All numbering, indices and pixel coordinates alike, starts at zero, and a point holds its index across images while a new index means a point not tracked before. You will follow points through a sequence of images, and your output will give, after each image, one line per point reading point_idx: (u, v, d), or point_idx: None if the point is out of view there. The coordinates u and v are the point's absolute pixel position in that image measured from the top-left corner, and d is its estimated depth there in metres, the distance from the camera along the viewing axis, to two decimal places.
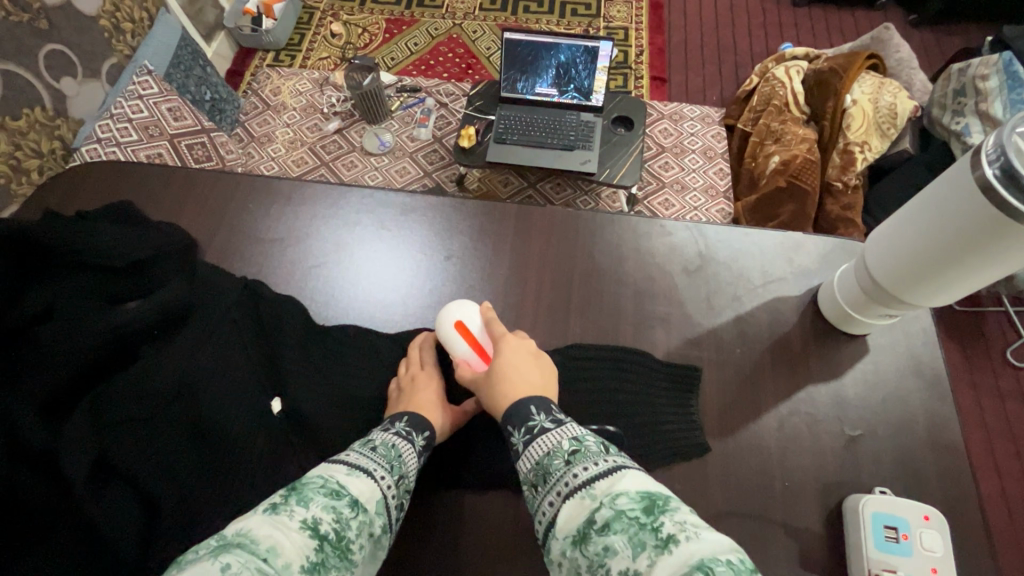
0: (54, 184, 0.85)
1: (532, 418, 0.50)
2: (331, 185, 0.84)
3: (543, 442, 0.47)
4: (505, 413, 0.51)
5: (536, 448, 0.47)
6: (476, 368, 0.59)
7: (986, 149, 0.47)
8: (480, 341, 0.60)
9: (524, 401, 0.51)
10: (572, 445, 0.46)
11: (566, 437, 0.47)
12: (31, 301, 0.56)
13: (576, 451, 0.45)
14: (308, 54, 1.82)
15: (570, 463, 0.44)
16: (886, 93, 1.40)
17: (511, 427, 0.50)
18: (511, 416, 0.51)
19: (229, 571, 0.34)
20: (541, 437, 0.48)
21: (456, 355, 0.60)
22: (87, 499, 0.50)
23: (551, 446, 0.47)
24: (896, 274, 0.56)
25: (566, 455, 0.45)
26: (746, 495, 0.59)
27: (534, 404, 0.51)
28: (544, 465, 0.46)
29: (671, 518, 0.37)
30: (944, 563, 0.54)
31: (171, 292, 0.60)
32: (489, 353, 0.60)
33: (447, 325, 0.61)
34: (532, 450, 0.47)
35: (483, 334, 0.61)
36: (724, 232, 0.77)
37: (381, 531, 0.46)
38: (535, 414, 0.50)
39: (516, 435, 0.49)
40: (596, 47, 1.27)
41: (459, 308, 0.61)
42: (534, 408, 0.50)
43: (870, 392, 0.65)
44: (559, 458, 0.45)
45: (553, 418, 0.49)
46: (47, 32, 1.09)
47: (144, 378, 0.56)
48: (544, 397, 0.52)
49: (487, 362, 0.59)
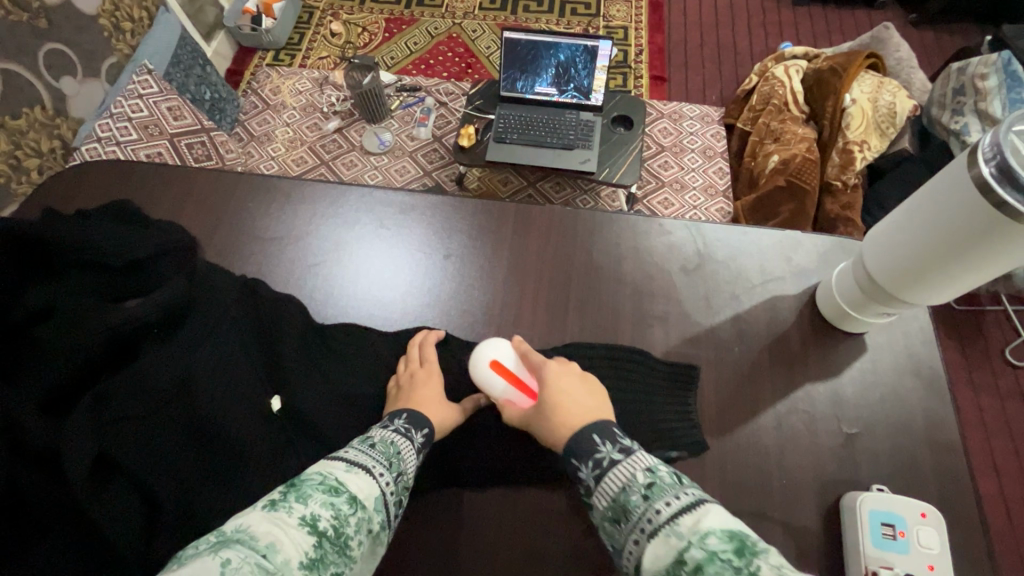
0: (53, 183, 0.85)
1: (599, 450, 0.50)
2: (330, 184, 0.84)
3: (616, 477, 0.48)
4: (568, 445, 0.52)
5: (609, 483, 0.48)
6: (522, 404, 0.58)
7: (982, 148, 0.48)
8: (520, 375, 0.59)
9: (586, 431, 0.52)
10: (647, 478, 0.46)
11: (639, 469, 0.47)
12: (32, 298, 0.56)
13: (651, 484, 0.46)
14: (308, 53, 1.82)
15: (649, 498, 0.45)
16: (885, 93, 1.40)
17: (578, 461, 0.51)
18: (575, 448, 0.51)
19: (229, 567, 0.34)
20: (612, 470, 0.48)
21: (500, 397, 0.58)
22: (89, 497, 0.50)
23: (625, 480, 0.47)
24: (894, 274, 0.56)
25: (643, 490, 0.46)
26: (743, 493, 0.59)
27: (597, 434, 0.51)
28: (621, 502, 0.46)
29: (766, 561, 0.36)
30: (941, 560, 0.54)
31: (171, 288, 0.58)
32: (530, 384, 0.59)
33: (483, 365, 0.58)
34: (606, 486, 0.48)
35: (519, 367, 0.59)
36: (723, 231, 0.77)
37: (379, 527, 0.46)
38: (601, 445, 0.50)
39: (585, 469, 0.50)
40: (596, 46, 1.28)
41: (493, 344, 0.59)
42: (599, 439, 0.51)
43: (868, 391, 0.65)
44: (636, 494, 0.46)
45: (620, 447, 0.50)
46: (47, 31, 1.09)
47: (143, 377, 0.55)
48: (604, 421, 0.53)
49: (533, 397, 0.58)
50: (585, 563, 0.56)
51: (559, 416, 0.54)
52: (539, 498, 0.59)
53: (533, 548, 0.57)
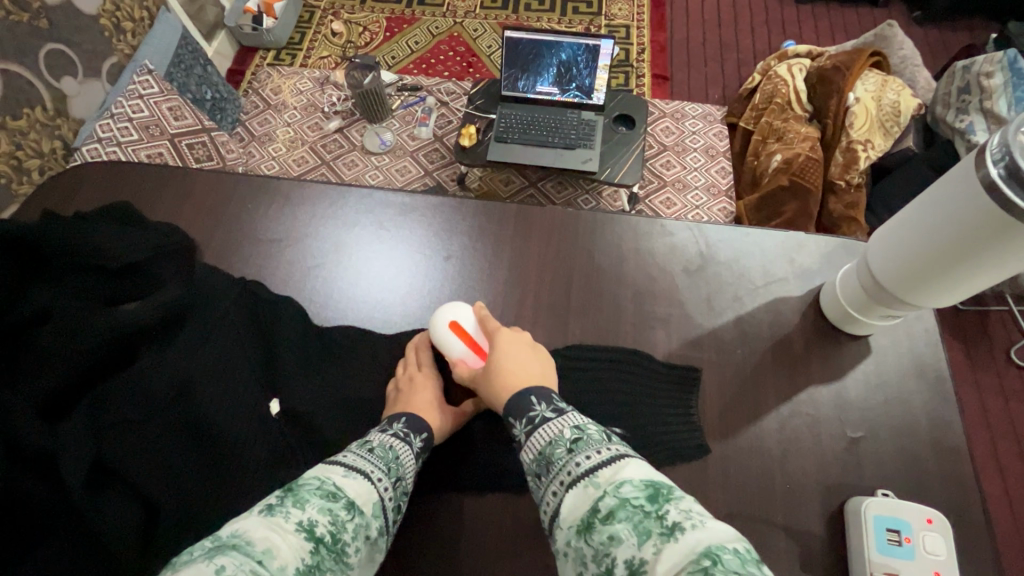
0: (53, 185, 0.85)
1: (533, 409, 0.50)
2: (330, 185, 0.84)
3: (545, 432, 0.47)
4: (508, 404, 0.52)
5: (538, 438, 0.47)
6: (472, 365, 0.59)
7: (990, 149, 0.47)
8: (475, 337, 0.61)
9: (525, 393, 0.52)
10: (574, 433, 0.46)
11: (568, 426, 0.47)
12: (29, 302, 0.55)
13: (577, 439, 0.45)
14: (309, 52, 1.81)
15: (572, 451, 0.44)
16: (890, 91, 1.38)
17: (513, 419, 0.50)
18: (512, 408, 0.51)
19: (223, 574, 0.33)
20: (543, 427, 0.48)
21: (453, 355, 0.60)
22: (87, 504, 0.50)
23: (552, 436, 0.47)
24: (897, 275, 0.56)
25: (568, 444, 0.45)
26: (746, 497, 0.59)
27: (535, 395, 0.51)
28: (546, 455, 0.46)
29: (675, 506, 0.37)
30: (947, 567, 0.53)
31: (170, 294, 0.60)
32: (484, 348, 0.60)
33: (442, 325, 0.61)
34: (534, 440, 0.47)
35: (478, 331, 0.61)
36: (724, 232, 0.76)
37: (377, 533, 0.46)
38: (536, 404, 0.50)
39: (518, 426, 0.50)
40: (597, 45, 1.26)
41: (453, 308, 0.62)
42: (534, 399, 0.50)
43: (872, 394, 0.64)
44: (561, 447, 0.45)
45: (555, 408, 0.50)
46: (48, 31, 1.09)
47: (141, 380, 0.56)
48: (545, 388, 0.52)
49: (484, 356, 0.59)
50: None
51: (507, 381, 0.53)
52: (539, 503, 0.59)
53: (533, 553, 0.56)
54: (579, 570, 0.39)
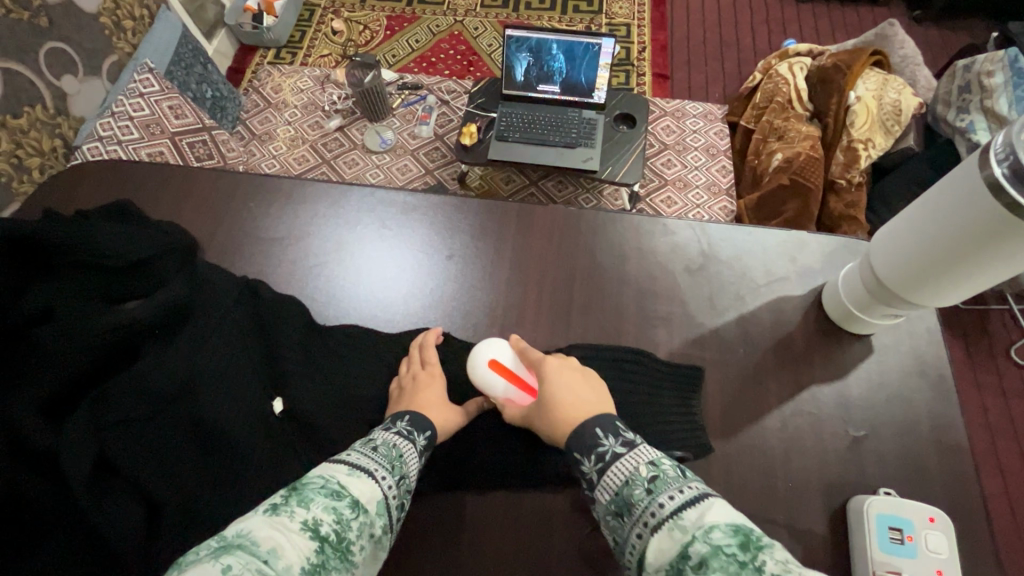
0: (54, 183, 0.85)
1: (602, 443, 0.49)
2: (331, 184, 0.84)
3: (619, 470, 0.47)
4: (570, 438, 0.51)
5: (612, 477, 0.47)
6: (522, 402, 0.59)
7: (994, 149, 0.47)
8: (517, 372, 0.59)
9: (587, 426, 0.51)
10: (651, 472, 0.46)
11: (642, 463, 0.47)
12: (30, 300, 0.56)
13: (655, 478, 0.45)
14: (309, 51, 1.81)
15: (652, 491, 0.44)
16: (890, 90, 1.39)
17: (581, 455, 0.50)
18: (578, 443, 0.50)
19: (230, 573, 0.34)
20: (615, 464, 0.48)
21: (499, 396, 0.59)
22: (89, 503, 0.50)
23: (628, 474, 0.46)
24: (899, 275, 0.56)
25: (646, 484, 0.45)
26: (748, 496, 0.59)
27: (600, 428, 0.50)
28: (624, 496, 0.46)
29: (771, 556, 0.36)
30: (950, 566, 0.53)
31: (172, 291, 0.60)
32: (529, 382, 0.59)
33: (482, 367, 0.58)
34: (608, 480, 0.47)
35: (517, 365, 0.60)
36: (726, 231, 0.76)
37: (382, 531, 0.46)
38: (603, 438, 0.50)
39: (588, 463, 0.49)
40: (598, 44, 1.25)
41: (490, 345, 0.59)
42: (601, 433, 0.50)
43: (873, 393, 0.65)
44: (639, 487, 0.45)
45: (624, 441, 0.49)
46: (48, 29, 1.09)
47: (140, 380, 0.55)
48: (606, 415, 0.52)
49: (533, 392, 0.59)
50: (590, 566, 0.56)
51: (564, 414, 0.53)
52: (541, 501, 0.59)
53: (536, 553, 0.56)
54: None
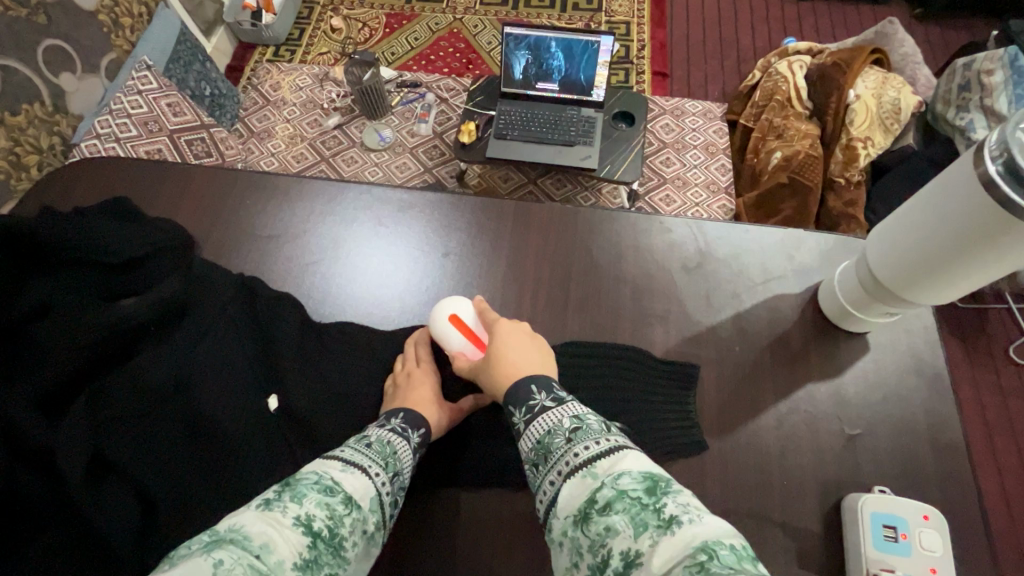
0: (52, 180, 0.85)
1: (533, 397, 0.49)
2: (329, 181, 0.84)
3: (544, 422, 0.47)
4: (508, 393, 0.51)
5: (537, 427, 0.47)
6: (471, 357, 0.60)
7: (989, 146, 0.47)
8: (474, 330, 0.61)
9: (524, 381, 0.51)
10: (573, 423, 0.46)
11: (567, 416, 0.47)
12: (28, 297, 0.56)
13: (577, 429, 0.45)
14: (308, 49, 1.81)
15: (571, 440, 0.44)
16: (890, 89, 1.39)
17: (513, 408, 0.50)
18: (511, 396, 0.50)
19: (221, 568, 0.34)
20: (542, 416, 0.48)
21: (452, 348, 0.60)
22: (85, 498, 0.50)
23: (551, 425, 0.46)
24: (895, 274, 0.56)
25: (567, 433, 0.45)
26: (744, 494, 0.59)
27: (534, 384, 0.50)
28: (545, 444, 0.46)
29: (673, 499, 0.37)
30: (943, 564, 0.53)
31: (168, 288, 0.60)
32: (483, 339, 0.60)
33: (441, 319, 0.61)
34: (534, 429, 0.47)
35: (476, 324, 0.61)
36: (723, 229, 0.76)
37: (375, 527, 0.46)
38: (536, 393, 0.50)
39: (518, 415, 0.49)
40: (596, 42, 1.24)
41: (453, 301, 0.62)
42: (535, 388, 0.50)
43: (870, 391, 0.65)
44: (560, 437, 0.45)
45: (554, 398, 0.49)
46: (46, 27, 1.08)
47: (138, 375, 0.56)
48: (545, 375, 0.52)
49: (482, 348, 0.60)
50: None
51: (506, 369, 0.53)
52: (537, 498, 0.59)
53: (531, 551, 0.56)
54: (573, 562, 0.38)
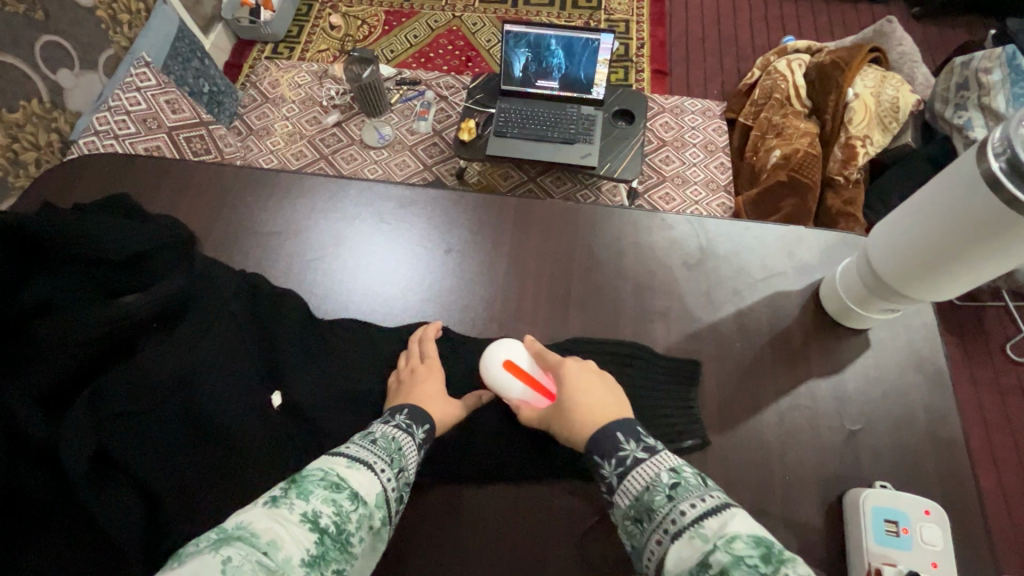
0: (51, 176, 0.85)
1: (622, 448, 0.49)
2: (330, 177, 0.84)
3: (639, 476, 0.47)
4: (591, 442, 0.51)
5: (633, 482, 0.47)
6: (538, 405, 0.59)
7: (992, 143, 0.47)
8: (533, 374, 0.60)
9: (609, 429, 0.51)
10: (672, 478, 0.45)
11: (664, 469, 0.46)
12: (28, 293, 0.55)
13: (677, 485, 0.44)
14: (307, 46, 1.81)
15: (674, 498, 0.44)
16: (888, 87, 1.40)
17: (602, 459, 0.50)
18: (597, 446, 0.50)
19: (229, 565, 0.34)
20: (636, 469, 0.47)
21: (514, 397, 0.59)
22: (89, 493, 0.50)
23: (649, 480, 0.46)
24: (897, 270, 0.56)
25: (668, 490, 0.44)
26: (745, 489, 0.59)
27: (621, 432, 0.50)
28: (645, 501, 0.45)
29: (792, 568, 0.36)
30: (944, 558, 0.53)
31: (172, 284, 0.59)
32: (547, 386, 0.60)
33: (497, 368, 0.59)
34: (629, 484, 0.47)
35: (533, 368, 0.60)
36: (724, 226, 0.76)
37: (380, 523, 0.46)
38: (625, 443, 0.49)
39: (608, 467, 0.49)
40: (597, 40, 1.24)
41: (503, 345, 0.59)
42: (623, 437, 0.50)
43: (870, 387, 0.65)
44: (660, 494, 0.45)
45: (645, 447, 0.49)
46: (44, 23, 1.08)
47: (142, 371, 0.55)
48: (625, 416, 0.52)
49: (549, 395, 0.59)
50: (587, 560, 0.56)
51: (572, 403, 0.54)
52: (539, 495, 0.59)
53: (534, 547, 0.56)
54: None
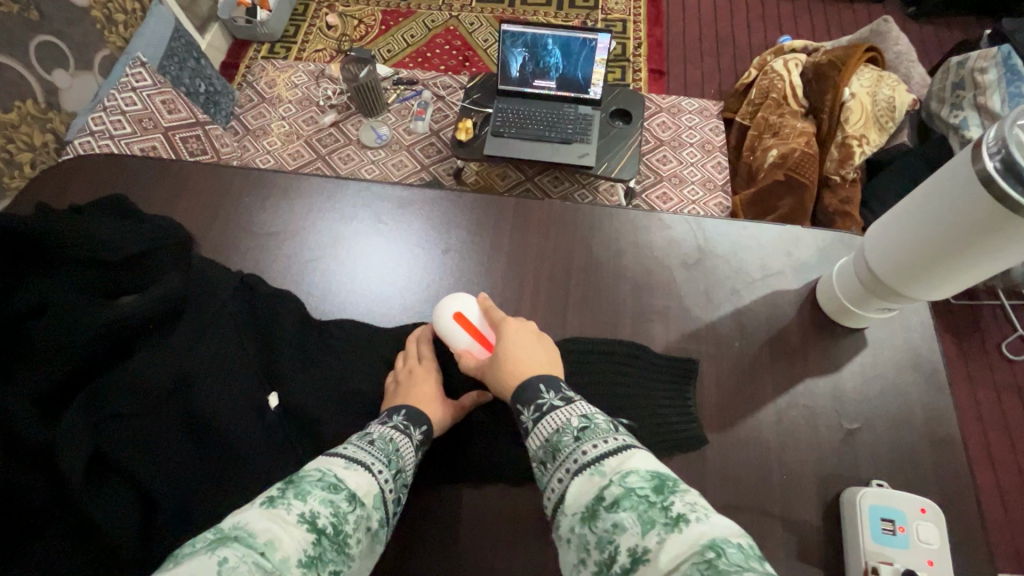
0: (47, 177, 0.84)
1: (542, 396, 0.49)
2: (327, 178, 0.83)
3: (552, 420, 0.47)
4: (515, 392, 0.51)
5: (545, 425, 0.47)
6: (478, 356, 0.60)
7: (987, 143, 0.47)
8: (479, 327, 0.61)
9: (532, 381, 0.51)
10: (581, 423, 0.46)
11: (575, 415, 0.47)
12: (23, 294, 0.56)
13: (585, 428, 0.45)
14: (304, 46, 1.80)
15: (579, 439, 0.44)
16: (885, 87, 1.39)
17: (522, 406, 0.50)
18: (520, 396, 0.51)
19: (226, 566, 0.33)
20: (551, 415, 0.48)
21: (457, 345, 0.60)
22: (86, 496, 0.51)
23: (560, 424, 0.46)
24: (893, 267, 0.56)
25: (576, 433, 0.45)
26: (744, 489, 0.59)
27: (544, 383, 0.50)
28: (553, 443, 0.46)
29: (680, 497, 0.37)
30: (940, 556, 0.54)
31: (168, 286, 0.60)
32: (490, 339, 0.60)
33: (446, 316, 0.61)
34: (542, 428, 0.47)
35: (481, 321, 0.61)
36: (722, 226, 0.76)
37: (378, 525, 0.46)
38: (545, 392, 0.50)
39: (527, 414, 0.49)
40: (595, 39, 1.24)
41: (457, 299, 0.62)
42: (544, 387, 0.50)
43: (868, 386, 0.65)
44: (568, 435, 0.45)
45: (563, 397, 0.49)
46: (39, 23, 1.07)
47: (139, 374, 0.56)
48: (553, 374, 0.52)
49: (489, 347, 0.60)
50: None
51: (517, 368, 0.53)
52: (538, 494, 0.59)
53: (534, 547, 0.56)
54: (579, 557, 0.39)
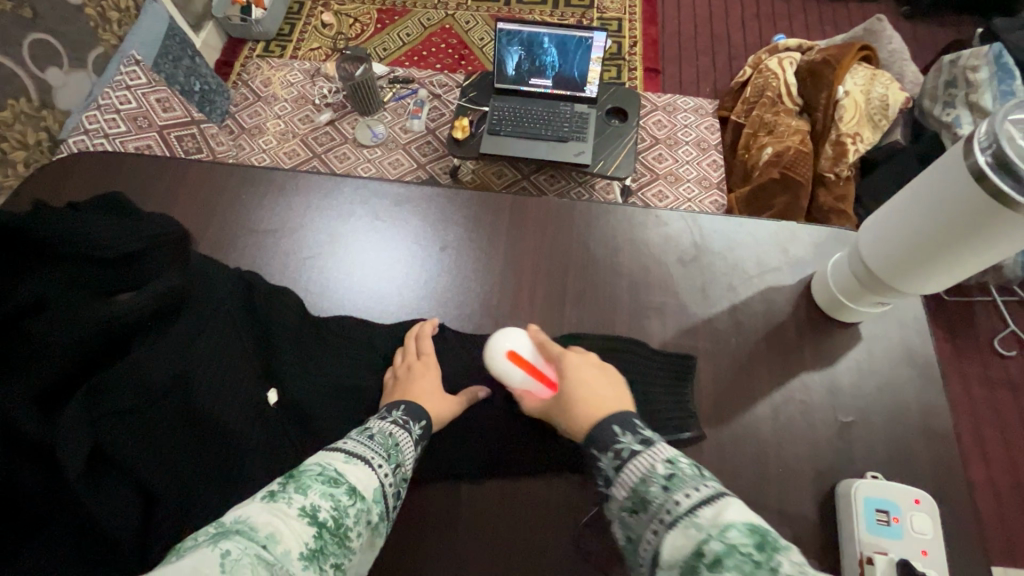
0: (41, 176, 0.84)
1: (618, 440, 0.48)
2: (324, 175, 0.83)
3: (636, 467, 0.46)
4: (588, 434, 0.50)
5: (629, 472, 0.46)
6: (540, 395, 0.58)
7: (978, 137, 0.48)
8: (537, 364, 0.59)
9: (604, 421, 0.50)
10: (668, 469, 0.45)
11: (660, 461, 0.45)
12: (21, 291, 0.56)
13: (672, 475, 0.44)
14: (299, 44, 1.80)
15: (669, 489, 0.43)
16: (878, 85, 1.40)
17: (599, 451, 0.49)
18: (595, 438, 0.49)
19: (228, 558, 0.34)
20: (632, 461, 0.46)
21: (517, 386, 0.59)
22: (86, 493, 0.50)
23: (644, 471, 0.45)
24: (886, 264, 0.57)
25: (663, 481, 0.44)
26: (740, 482, 0.60)
27: (618, 424, 0.49)
28: (640, 492, 0.45)
29: (787, 557, 0.35)
30: (934, 546, 0.54)
31: (165, 281, 0.59)
32: (549, 376, 0.59)
33: (499, 356, 0.59)
34: (625, 475, 0.46)
35: (536, 357, 0.60)
36: (717, 223, 0.77)
37: (378, 518, 0.46)
38: (621, 435, 0.48)
39: (605, 459, 0.48)
40: (590, 37, 1.25)
41: (508, 336, 0.60)
42: (619, 429, 0.49)
43: (863, 380, 0.66)
44: (656, 484, 0.44)
45: (642, 439, 0.48)
46: (32, 21, 1.06)
47: (138, 371, 0.55)
48: (625, 410, 0.51)
49: (551, 385, 0.58)
50: (586, 552, 0.56)
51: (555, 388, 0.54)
52: (537, 488, 0.60)
53: (533, 540, 0.57)
54: None
